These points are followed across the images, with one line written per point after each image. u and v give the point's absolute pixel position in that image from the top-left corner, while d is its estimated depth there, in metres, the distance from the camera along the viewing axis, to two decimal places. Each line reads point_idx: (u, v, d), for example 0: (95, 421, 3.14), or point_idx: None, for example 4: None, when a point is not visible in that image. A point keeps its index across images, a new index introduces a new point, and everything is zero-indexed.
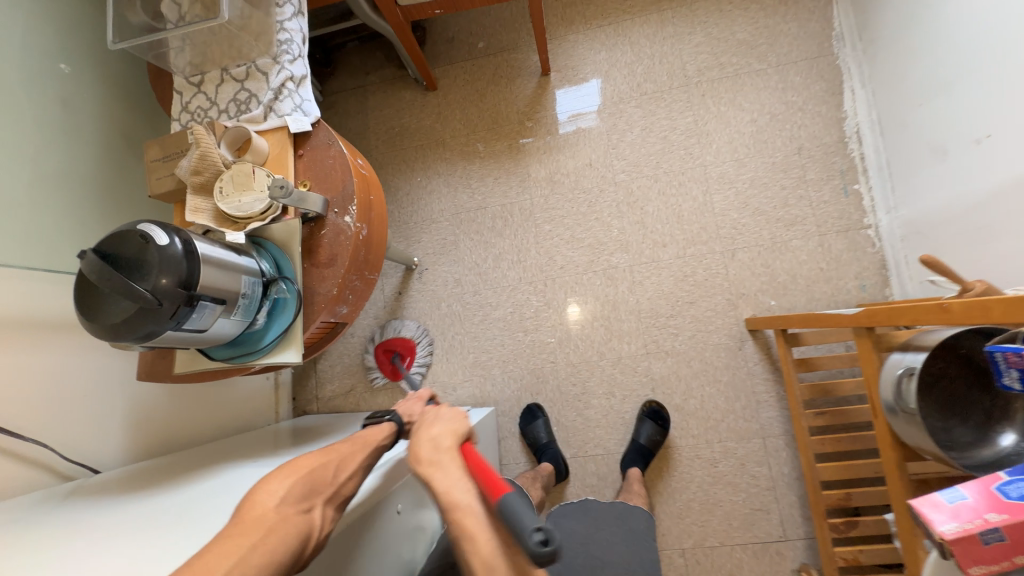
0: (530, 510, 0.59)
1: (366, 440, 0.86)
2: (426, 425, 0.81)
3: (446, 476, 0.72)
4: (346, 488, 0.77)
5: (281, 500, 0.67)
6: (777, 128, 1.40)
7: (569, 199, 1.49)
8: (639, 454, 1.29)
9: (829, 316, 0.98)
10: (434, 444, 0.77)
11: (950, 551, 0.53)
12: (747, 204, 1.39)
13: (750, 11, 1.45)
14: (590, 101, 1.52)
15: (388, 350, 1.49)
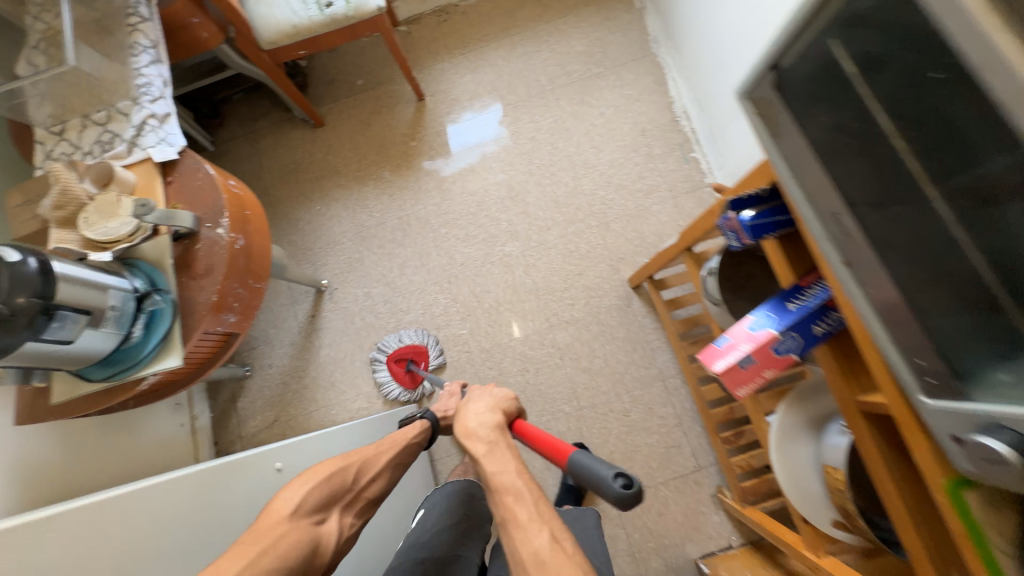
0: (603, 465, 0.70)
1: (395, 440, 0.99)
2: (471, 407, 0.97)
3: (494, 448, 0.86)
4: (366, 490, 0.90)
5: (297, 508, 0.80)
6: (621, 117, 1.64)
7: (460, 204, 1.63)
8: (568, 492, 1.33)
9: (665, 251, 1.15)
10: (482, 422, 0.92)
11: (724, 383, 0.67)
12: (610, 182, 1.60)
13: (582, 26, 1.73)
14: (465, 117, 1.71)
15: (400, 361, 1.47)
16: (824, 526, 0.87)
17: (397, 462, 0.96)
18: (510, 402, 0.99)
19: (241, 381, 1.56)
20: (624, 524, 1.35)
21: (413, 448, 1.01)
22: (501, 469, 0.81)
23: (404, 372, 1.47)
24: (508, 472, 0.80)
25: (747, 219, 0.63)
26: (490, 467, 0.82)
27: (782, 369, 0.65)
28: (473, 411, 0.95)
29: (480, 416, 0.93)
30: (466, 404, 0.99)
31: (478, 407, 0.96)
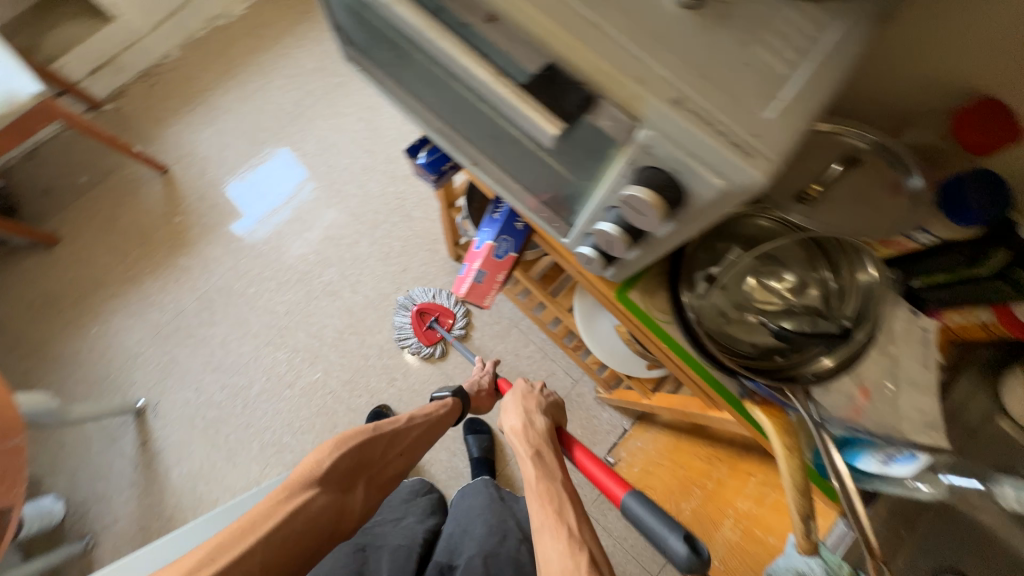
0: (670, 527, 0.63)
1: (429, 415, 0.98)
2: (516, 405, 0.90)
3: (543, 465, 0.78)
4: (393, 462, 0.92)
5: (326, 475, 0.81)
6: (379, 114, 1.68)
7: (260, 256, 1.54)
8: (481, 466, 1.29)
9: (451, 228, 1.23)
10: (534, 425, 0.86)
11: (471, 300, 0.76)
12: (395, 175, 1.63)
13: (303, 44, 1.71)
14: (225, 171, 1.61)
15: (425, 314, 1.48)
16: (646, 373, 1.04)
17: (425, 440, 0.97)
18: (557, 412, 0.96)
19: (87, 557, 1.30)
20: None
21: (443, 424, 1.00)
22: (547, 486, 0.74)
23: (424, 329, 1.47)
24: (556, 489, 0.74)
25: (422, 160, 0.72)
26: (532, 476, 0.76)
27: (511, 269, 0.75)
28: (522, 414, 0.88)
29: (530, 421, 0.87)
30: (509, 402, 0.91)
31: (518, 413, 0.88)
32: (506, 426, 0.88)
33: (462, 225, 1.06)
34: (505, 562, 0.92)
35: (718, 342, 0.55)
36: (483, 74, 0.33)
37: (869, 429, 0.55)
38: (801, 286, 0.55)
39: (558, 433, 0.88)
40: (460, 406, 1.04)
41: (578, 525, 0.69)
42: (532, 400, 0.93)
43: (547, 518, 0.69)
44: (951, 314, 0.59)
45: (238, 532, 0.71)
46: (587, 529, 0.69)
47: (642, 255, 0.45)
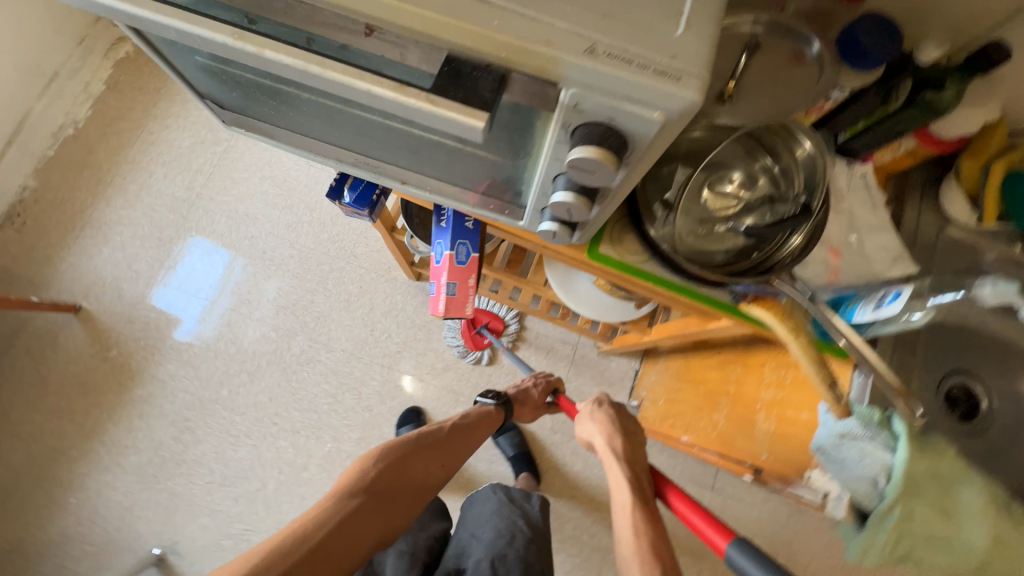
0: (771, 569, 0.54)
1: (469, 421, 0.92)
2: (611, 428, 0.85)
3: (638, 494, 0.73)
4: (437, 471, 0.85)
5: (370, 481, 0.76)
6: (279, 165, 1.58)
7: (220, 354, 1.45)
8: (519, 462, 1.30)
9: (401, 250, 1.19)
10: (633, 453, 0.81)
11: (455, 315, 0.74)
12: (322, 221, 1.55)
13: (169, 124, 1.57)
14: (143, 284, 1.47)
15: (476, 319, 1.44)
16: (637, 312, 1.06)
17: (469, 446, 0.90)
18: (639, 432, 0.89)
19: None
20: None
21: (485, 429, 0.94)
22: (641, 517, 0.70)
23: (473, 334, 1.45)
24: (647, 520, 0.70)
25: (346, 199, 0.68)
26: (625, 505, 0.72)
27: (479, 269, 0.73)
28: (617, 437, 0.83)
29: (624, 444, 0.82)
30: (595, 423, 0.86)
31: (611, 436, 0.83)
32: (599, 445, 0.83)
33: (412, 244, 1.03)
34: (513, 564, 0.88)
35: (694, 261, 0.57)
36: (386, 90, 0.31)
37: (852, 284, 0.60)
38: (750, 181, 0.57)
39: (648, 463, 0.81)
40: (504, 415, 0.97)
41: (666, 552, 0.67)
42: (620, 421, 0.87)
43: (637, 553, 0.66)
44: (881, 153, 0.64)
45: (284, 540, 0.67)
46: (674, 559, 0.66)
47: (605, 209, 0.45)
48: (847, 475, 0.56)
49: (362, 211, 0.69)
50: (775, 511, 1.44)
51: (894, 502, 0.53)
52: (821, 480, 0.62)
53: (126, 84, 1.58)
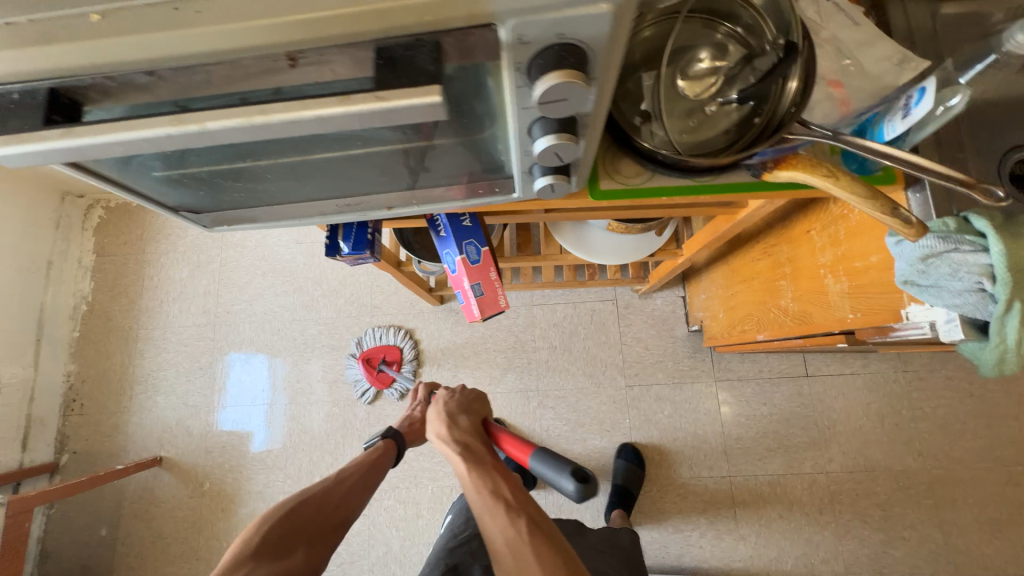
0: (559, 465, 0.68)
1: (361, 461, 0.92)
2: (438, 413, 0.87)
3: (473, 458, 0.78)
4: (337, 512, 0.82)
5: (257, 542, 0.73)
6: (272, 255, 1.60)
7: (298, 446, 1.49)
8: (620, 495, 1.30)
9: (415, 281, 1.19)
10: (461, 426, 0.84)
11: (492, 313, 0.71)
12: (333, 287, 1.57)
13: (163, 263, 1.63)
14: (205, 413, 1.53)
15: (371, 359, 1.49)
16: (660, 238, 1.01)
17: (369, 480, 0.90)
18: (480, 403, 0.92)
19: None
20: (649, 381, 1.43)
21: (383, 462, 0.95)
22: (478, 476, 0.75)
23: (376, 373, 1.47)
24: (484, 475, 0.74)
25: (346, 251, 0.67)
26: (462, 472, 0.76)
27: (495, 260, 0.72)
28: (445, 418, 0.85)
29: (454, 422, 0.85)
30: (431, 415, 0.87)
31: (441, 419, 0.86)
32: (432, 435, 0.85)
33: (423, 269, 1.02)
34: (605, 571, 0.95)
35: (703, 154, 0.53)
36: (335, 107, 0.29)
37: (869, 105, 0.56)
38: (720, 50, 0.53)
39: (484, 425, 0.87)
40: (393, 445, 0.98)
41: (514, 492, 0.72)
42: (449, 402, 0.89)
43: (484, 502, 0.71)
44: None
45: None
46: (521, 492, 0.73)
47: (592, 138, 0.43)
48: (948, 295, 0.52)
49: (365, 254, 0.68)
50: (879, 372, 1.38)
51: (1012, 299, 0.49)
52: (922, 312, 0.57)
53: (112, 244, 1.64)
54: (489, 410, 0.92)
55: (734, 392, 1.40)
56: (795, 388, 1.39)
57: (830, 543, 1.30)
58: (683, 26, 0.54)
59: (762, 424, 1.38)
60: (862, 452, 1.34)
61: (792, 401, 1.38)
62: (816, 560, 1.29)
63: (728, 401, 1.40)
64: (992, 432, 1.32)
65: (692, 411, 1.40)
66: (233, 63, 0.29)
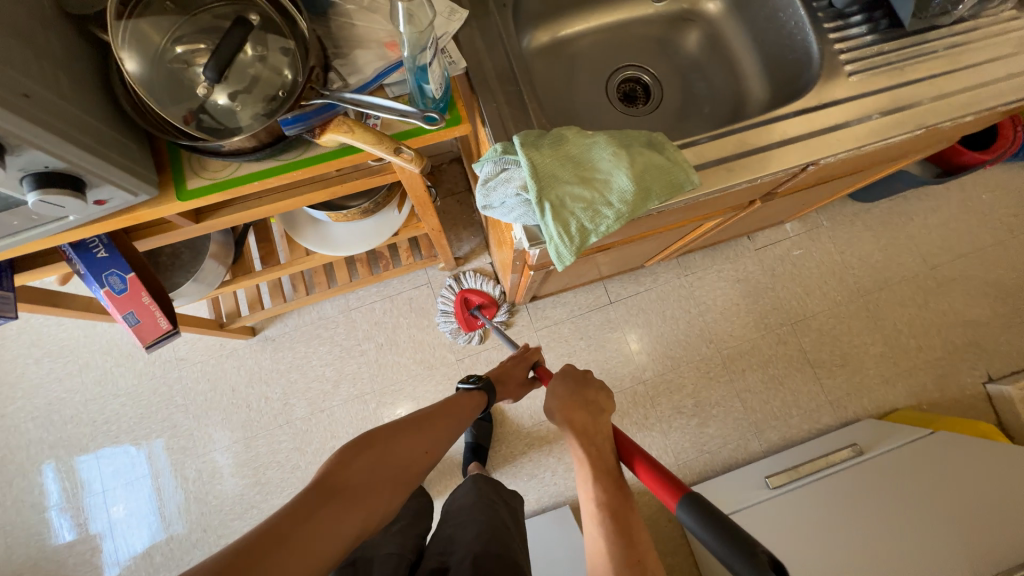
0: (728, 532, 0.54)
1: (455, 410, 0.87)
2: (566, 393, 0.83)
3: (600, 467, 0.72)
4: (425, 458, 0.77)
5: (349, 469, 0.68)
6: (42, 338, 1.41)
7: (133, 531, 1.35)
8: (472, 450, 1.38)
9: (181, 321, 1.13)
10: (593, 420, 0.79)
11: (155, 340, 0.69)
12: (126, 352, 1.43)
13: None
14: (4, 534, 1.33)
15: (470, 302, 1.44)
16: (403, 213, 1.04)
17: (455, 432, 0.85)
18: (606, 396, 0.85)
19: None
20: (479, 350, 1.49)
21: (471, 414, 0.90)
22: (603, 488, 0.69)
23: (467, 316, 1.43)
24: (611, 492, 0.68)
25: None
26: (586, 479, 0.71)
27: (153, 284, 0.69)
28: (577, 407, 0.80)
29: (587, 410, 0.80)
30: (555, 395, 0.83)
31: (573, 405, 0.81)
32: (556, 418, 0.81)
33: None
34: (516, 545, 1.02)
35: (268, 122, 0.54)
36: None
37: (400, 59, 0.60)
38: (217, 31, 0.54)
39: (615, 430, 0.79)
40: (484, 400, 0.93)
41: (636, 521, 0.66)
42: (576, 384, 0.84)
43: (599, 528, 0.65)
44: None
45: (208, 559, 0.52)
46: (647, 531, 0.65)
47: (39, 147, 0.43)
48: (510, 211, 0.60)
49: None
50: (668, 281, 1.56)
51: (541, 202, 0.57)
52: (518, 230, 0.66)
53: None
54: (614, 404, 0.85)
55: (554, 335, 1.51)
56: (603, 316, 1.53)
57: (660, 440, 1.45)
58: (181, 18, 0.54)
59: (583, 357, 1.50)
60: (667, 353, 1.51)
61: (603, 329, 1.52)
62: None
63: (551, 345, 1.50)
64: (761, 305, 1.56)
65: None
66: None
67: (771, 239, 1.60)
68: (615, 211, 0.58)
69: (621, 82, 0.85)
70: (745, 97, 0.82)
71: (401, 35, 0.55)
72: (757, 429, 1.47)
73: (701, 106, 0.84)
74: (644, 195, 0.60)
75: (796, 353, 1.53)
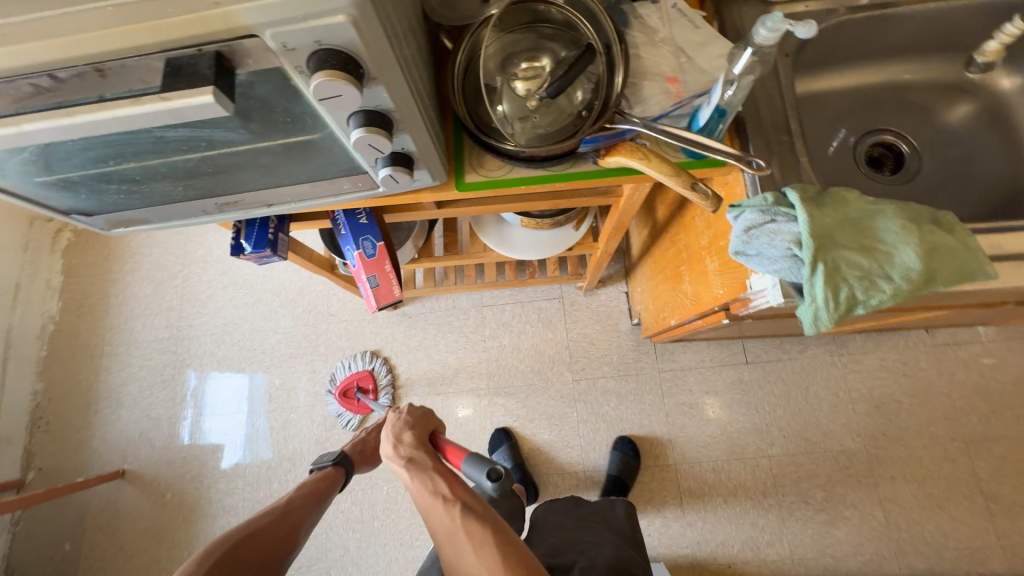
0: (478, 469, 0.63)
1: (310, 490, 0.87)
2: (389, 431, 0.77)
3: (418, 468, 0.71)
4: (281, 551, 0.78)
5: None
6: (234, 271, 1.66)
7: (258, 454, 1.52)
8: (614, 484, 1.31)
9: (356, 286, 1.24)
10: (414, 443, 0.75)
11: (388, 304, 0.77)
12: (292, 297, 1.62)
13: (129, 279, 1.67)
14: (168, 425, 1.56)
15: (348, 390, 1.52)
16: (579, 232, 1.08)
17: (316, 509, 0.85)
18: (425, 415, 0.81)
19: None
20: (596, 376, 1.47)
21: (330, 486, 0.89)
22: (445, 492, 0.68)
23: (356, 402, 1.50)
24: (449, 486, 0.69)
25: (253, 249, 0.72)
26: (421, 490, 0.69)
27: (392, 255, 0.78)
28: (393, 435, 0.76)
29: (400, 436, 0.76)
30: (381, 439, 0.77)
31: (387, 439, 0.76)
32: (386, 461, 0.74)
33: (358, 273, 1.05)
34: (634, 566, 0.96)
35: (560, 139, 0.59)
36: (128, 108, 0.35)
37: (695, 97, 0.62)
38: (546, 53, 0.60)
39: (432, 436, 0.78)
40: (343, 471, 0.93)
41: (471, 497, 0.68)
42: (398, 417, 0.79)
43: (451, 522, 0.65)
44: None
45: None
46: (486, 509, 0.68)
47: (413, 132, 0.49)
48: (768, 262, 0.58)
49: (269, 251, 0.73)
50: (816, 357, 1.42)
51: (815, 261, 0.54)
52: (758, 280, 0.63)
53: (80, 265, 1.69)
54: (434, 415, 0.83)
55: (677, 381, 1.44)
56: (735, 375, 1.43)
57: (775, 526, 1.31)
58: (522, 38, 0.61)
59: (703, 412, 1.41)
60: (801, 433, 1.37)
61: (732, 389, 1.42)
62: (761, 543, 1.30)
63: (671, 390, 1.44)
64: (927, 410, 1.35)
65: (638, 402, 1.44)
66: (49, 76, 0.35)
67: (955, 339, 1.39)
68: (894, 287, 0.54)
69: (874, 144, 0.79)
70: None
71: (738, 78, 0.55)
72: (897, 550, 1.27)
73: (969, 184, 0.75)
74: (929, 276, 0.54)
75: (965, 476, 1.30)
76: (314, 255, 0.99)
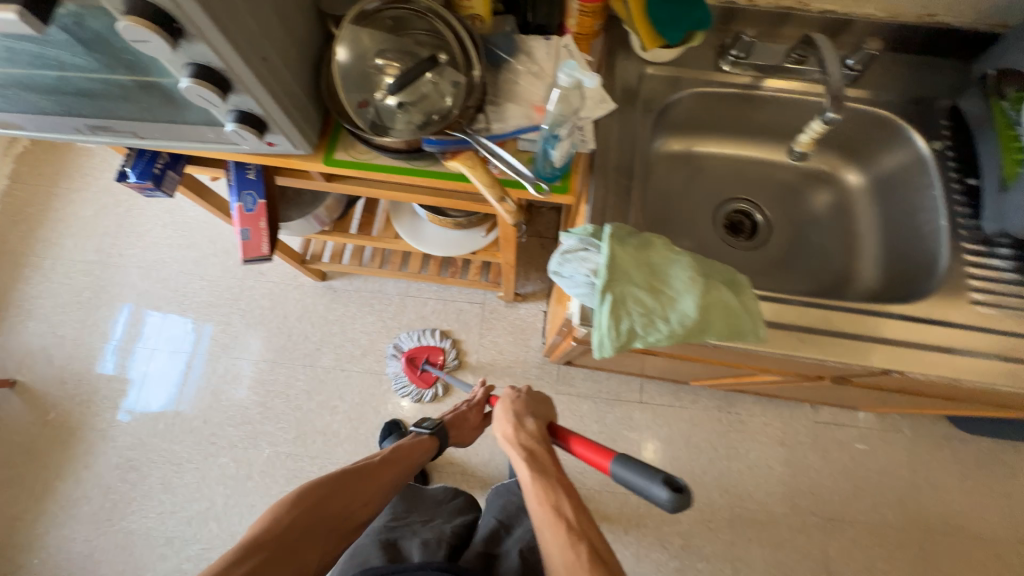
0: (644, 475, 0.62)
1: (402, 455, 0.88)
2: (513, 416, 0.83)
3: (540, 467, 0.74)
4: (361, 514, 0.79)
5: (282, 521, 0.70)
6: (177, 212, 1.69)
7: (155, 393, 1.52)
8: None
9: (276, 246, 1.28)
10: (539, 440, 0.80)
11: (254, 258, 0.82)
12: (227, 249, 1.65)
13: (72, 198, 1.69)
14: (73, 345, 1.56)
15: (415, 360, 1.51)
16: (485, 238, 1.13)
17: (400, 481, 0.86)
18: (547, 412, 0.88)
19: None
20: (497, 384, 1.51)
21: (421, 459, 0.90)
22: (560, 503, 0.69)
23: (419, 374, 1.49)
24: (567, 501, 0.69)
25: (136, 179, 0.76)
26: (536, 488, 0.71)
27: (272, 215, 0.83)
28: (512, 420, 0.82)
29: (522, 422, 0.83)
30: (501, 422, 0.83)
31: (508, 420, 0.83)
32: (506, 443, 0.80)
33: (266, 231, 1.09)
34: None
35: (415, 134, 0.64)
36: None
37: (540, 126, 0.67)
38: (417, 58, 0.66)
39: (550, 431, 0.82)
40: (437, 443, 0.94)
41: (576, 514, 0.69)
42: (522, 403, 0.86)
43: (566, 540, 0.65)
44: (568, 20, 0.73)
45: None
46: (605, 542, 0.66)
47: (254, 94, 0.54)
48: (574, 286, 0.63)
49: (151, 184, 0.77)
50: (706, 410, 1.47)
51: (605, 292, 0.59)
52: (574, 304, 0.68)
53: (28, 173, 1.70)
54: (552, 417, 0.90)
55: (571, 406, 1.48)
56: (626, 411, 1.48)
57: (628, 563, 1.34)
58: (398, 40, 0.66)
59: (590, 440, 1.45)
60: None
61: (621, 424, 1.47)
62: None
63: (564, 413, 1.48)
64: (795, 481, 1.41)
65: None
66: None
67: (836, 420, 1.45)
68: (669, 328, 0.59)
69: (735, 211, 0.86)
70: (854, 277, 0.80)
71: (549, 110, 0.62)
72: None
73: (809, 265, 0.82)
74: (703, 327, 0.60)
75: (814, 551, 1.35)
76: (222, 204, 1.02)
